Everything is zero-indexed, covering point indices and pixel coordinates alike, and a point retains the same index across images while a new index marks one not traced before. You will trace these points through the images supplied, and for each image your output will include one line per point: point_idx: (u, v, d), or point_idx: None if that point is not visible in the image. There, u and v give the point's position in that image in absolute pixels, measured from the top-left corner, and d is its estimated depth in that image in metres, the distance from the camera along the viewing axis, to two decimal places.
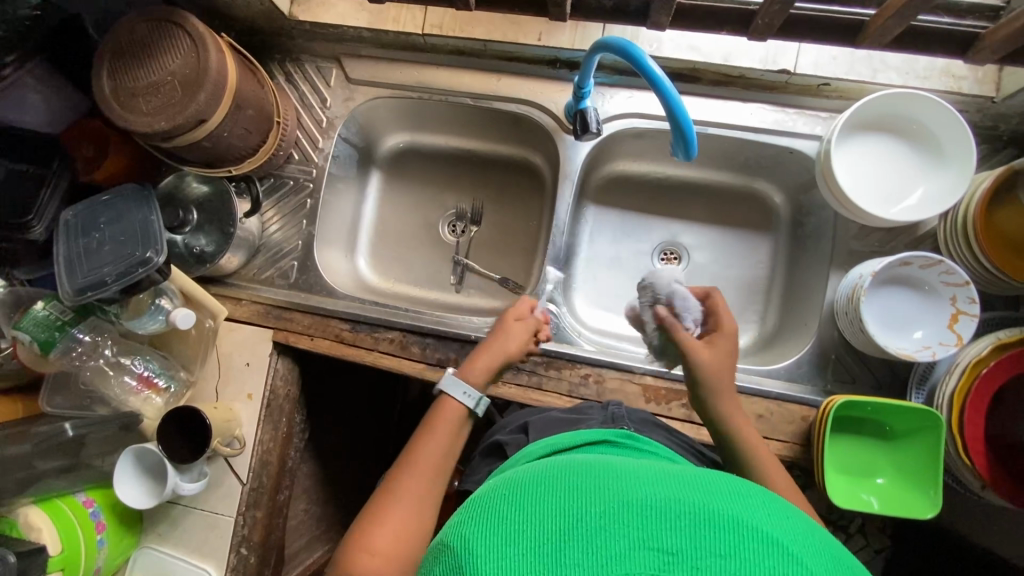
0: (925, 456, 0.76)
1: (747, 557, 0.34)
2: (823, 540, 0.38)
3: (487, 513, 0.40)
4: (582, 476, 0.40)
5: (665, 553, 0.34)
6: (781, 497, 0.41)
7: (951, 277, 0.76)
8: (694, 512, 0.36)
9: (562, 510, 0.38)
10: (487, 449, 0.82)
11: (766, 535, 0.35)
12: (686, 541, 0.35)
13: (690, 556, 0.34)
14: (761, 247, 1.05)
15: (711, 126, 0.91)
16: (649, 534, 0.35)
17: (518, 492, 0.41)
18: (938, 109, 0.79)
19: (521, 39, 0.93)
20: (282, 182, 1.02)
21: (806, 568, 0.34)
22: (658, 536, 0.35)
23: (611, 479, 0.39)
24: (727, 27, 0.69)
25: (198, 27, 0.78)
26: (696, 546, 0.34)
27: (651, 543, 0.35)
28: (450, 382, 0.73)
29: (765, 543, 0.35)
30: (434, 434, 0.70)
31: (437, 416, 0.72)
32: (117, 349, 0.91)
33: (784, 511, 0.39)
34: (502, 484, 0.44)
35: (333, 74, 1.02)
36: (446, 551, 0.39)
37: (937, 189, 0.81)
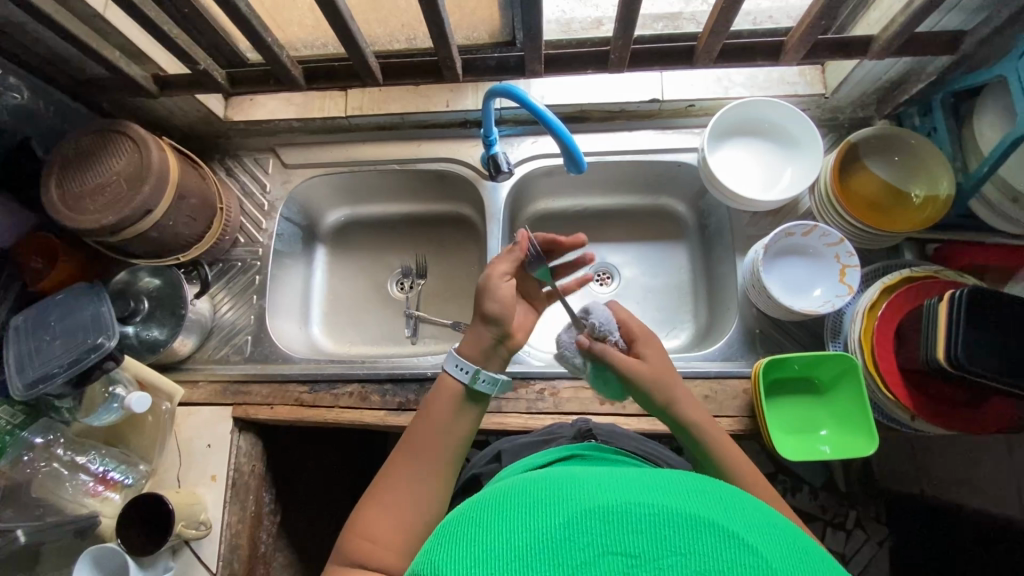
0: (853, 399, 0.82)
1: (701, 550, 0.37)
2: (772, 516, 0.43)
3: (458, 537, 0.41)
4: (547, 488, 0.43)
5: (627, 557, 0.38)
6: (738, 488, 0.44)
7: (829, 238, 0.87)
8: (653, 513, 0.39)
9: (532, 527, 0.40)
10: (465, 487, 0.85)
11: (716, 528, 0.39)
12: (646, 543, 0.38)
13: (650, 557, 0.37)
14: (678, 253, 1.17)
15: (607, 154, 1.06)
16: (611, 540, 0.38)
17: (488, 510, 0.43)
18: (781, 107, 0.95)
19: (432, 107, 1.06)
20: (230, 265, 1.09)
21: (756, 552, 0.38)
22: (619, 541, 0.38)
23: (577, 489, 0.42)
24: (590, 66, 0.85)
25: (140, 131, 0.87)
26: (655, 547, 0.38)
27: (614, 549, 0.38)
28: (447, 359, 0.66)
29: (716, 534, 0.38)
30: (430, 418, 0.65)
31: (429, 403, 0.66)
32: (71, 448, 0.91)
33: (741, 501, 0.42)
34: (474, 501, 0.46)
35: (271, 162, 1.13)
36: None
37: (801, 171, 0.95)
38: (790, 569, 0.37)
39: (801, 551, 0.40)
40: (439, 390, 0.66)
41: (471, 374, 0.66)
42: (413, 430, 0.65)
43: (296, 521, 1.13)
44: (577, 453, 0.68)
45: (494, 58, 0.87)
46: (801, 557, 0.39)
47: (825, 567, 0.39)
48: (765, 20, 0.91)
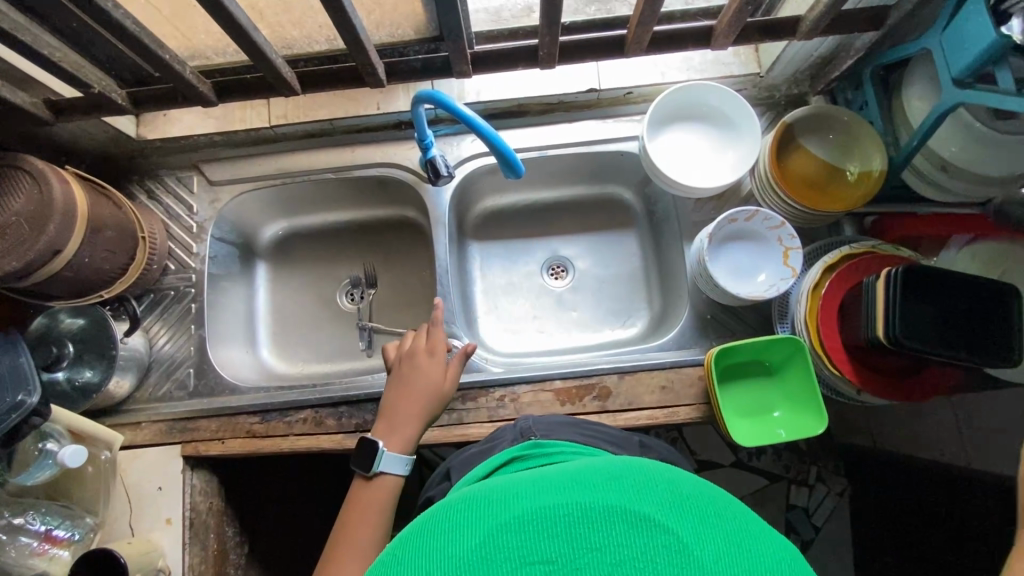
0: (801, 378, 0.85)
1: (615, 543, 0.36)
2: (685, 481, 0.41)
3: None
4: (467, 507, 0.41)
5: (545, 563, 0.36)
6: (649, 460, 0.43)
7: (771, 222, 0.88)
8: (567, 512, 0.38)
9: (449, 552, 0.38)
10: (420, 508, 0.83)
11: (631, 515, 0.37)
12: (563, 546, 0.36)
13: (567, 559, 0.36)
14: (630, 240, 1.16)
15: (550, 147, 1.03)
16: (528, 549, 0.36)
17: (409, 543, 0.41)
18: (715, 90, 0.95)
19: (362, 111, 1.01)
20: (162, 295, 1.02)
21: (670, 532, 0.36)
22: (536, 549, 0.36)
23: (490, 504, 0.41)
24: (522, 62, 0.82)
25: (39, 164, 0.80)
26: (572, 548, 0.36)
27: (531, 558, 0.36)
28: (387, 462, 0.79)
29: (630, 521, 0.37)
30: (363, 517, 0.76)
31: (359, 501, 0.78)
32: (10, 512, 0.82)
33: (653, 478, 0.41)
34: (396, 538, 0.43)
35: (195, 181, 1.05)
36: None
37: (739, 153, 0.94)
38: (712, 545, 0.36)
39: (718, 514, 0.39)
40: (371, 489, 0.79)
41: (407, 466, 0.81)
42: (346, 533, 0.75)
43: (270, 548, 1.10)
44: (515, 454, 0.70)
45: (418, 59, 0.83)
46: (721, 526, 0.38)
47: (752, 534, 0.38)
48: None
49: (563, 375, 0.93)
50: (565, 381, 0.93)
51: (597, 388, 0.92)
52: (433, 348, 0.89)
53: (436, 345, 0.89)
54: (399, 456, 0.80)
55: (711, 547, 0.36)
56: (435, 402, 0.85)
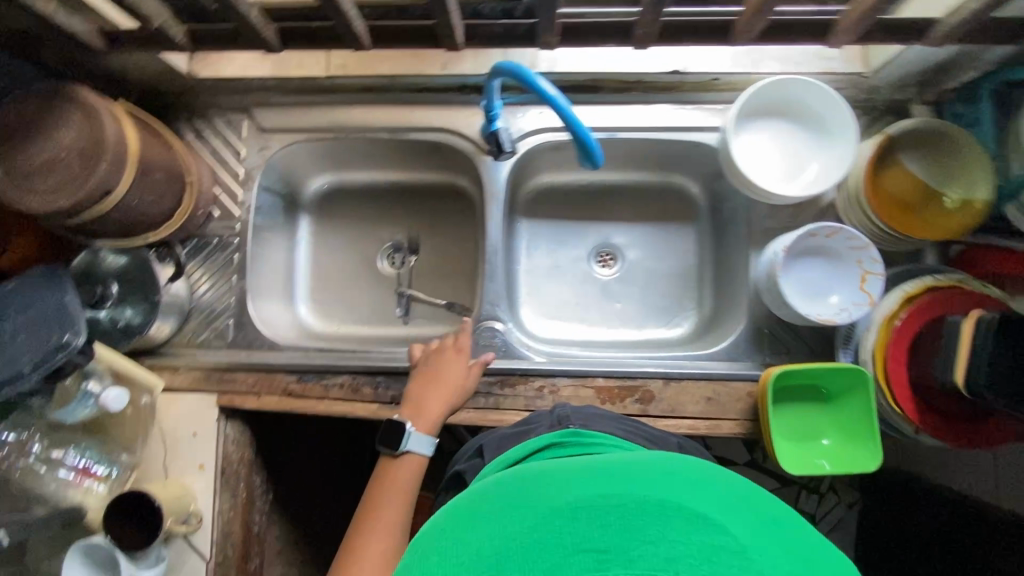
0: (860, 411, 0.81)
1: (671, 537, 0.35)
2: (735, 491, 0.41)
3: (423, 567, 0.38)
4: (514, 495, 0.41)
5: (597, 552, 0.34)
6: (696, 465, 0.43)
7: (855, 242, 0.82)
8: (619, 505, 0.37)
9: (497, 533, 0.37)
10: (450, 480, 0.82)
11: (687, 513, 0.36)
12: (617, 534, 0.35)
13: (621, 549, 0.34)
14: (688, 235, 1.11)
15: (621, 130, 0.96)
16: (579, 537, 0.35)
17: (453, 529, 0.40)
18: (813, 87, 0.86)
19: (426, 70, 0.96)
20: (206, 241, 1.00)
21: (727, 533, 0.35)
22: (588, 536, 0.35)
23: (538, 493, 0.40)
24: (614, 38, 0.74)
25: (92, 97, 0.76)
26: (626, 538, 0.35)
27: (583, 546, 0.35)
28: (414, 441, 0.83)
29: (683, 517, 0.36)
30: (391, 495, 0.80)
31: (389, 477, 0.82)
32: (48, 443, 0.85)
33: (702, 485, 0.40)
34: (440, 523, 0.43)
35: (245, 125, 1.01)
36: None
37: (828, 159, 0.87)
38: (768, 549, 0.35)
39: (772, 526, 0.38)
40: (400, 467, 0.83)
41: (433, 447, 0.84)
42: (374, 510, 0.79)
43: (291, 496, 1.13)
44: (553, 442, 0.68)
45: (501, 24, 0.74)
46: (774, 534, 0.36)
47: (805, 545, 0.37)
48: None
49: (607, 373, 0.91)
50: (609, 380, 0.90)
51: (640, 390, 0.90)
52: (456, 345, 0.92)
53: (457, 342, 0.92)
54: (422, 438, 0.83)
55: (771, 554, 0.35)
56: (457, 395, 0.88)
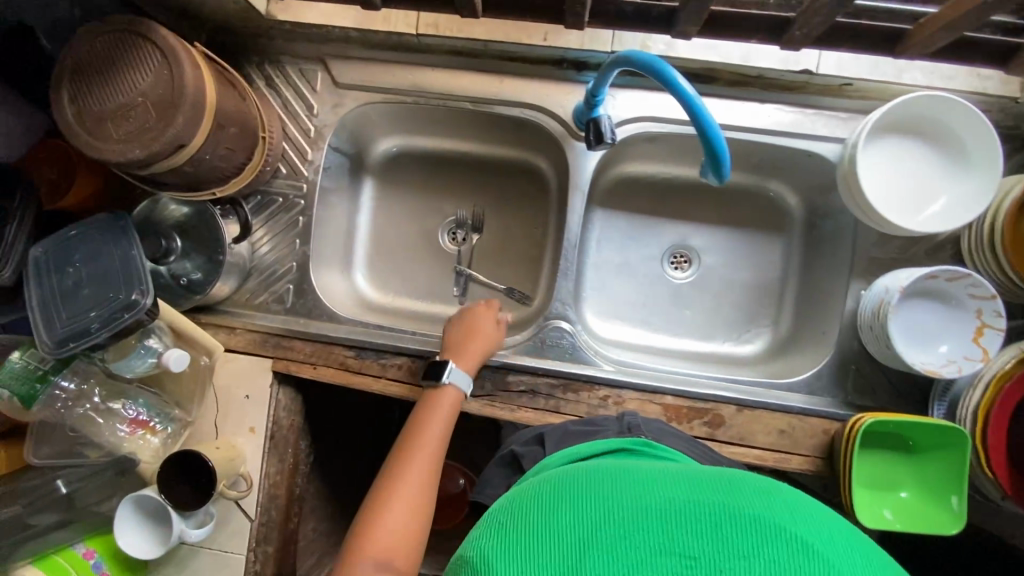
0: (948, 470, 0.76)
1: (767, 557, 0.33)
2: (845, 525, 0.37)
3: (501, 533, 0.38)
4: (599, 478, 0.40)
5: (687, 557, 0.34)
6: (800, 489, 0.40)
7: (978, 290, 0.75)
8: (714, 514, 0.35)
9: (583, 513, 0.37)
10: (498, 460, 0.79)
11: (789, 536, 0.34)
12: (710, 545, 0.34)
13: (714, 559, 0.33)
14: (773, 248, 1.03)
15: (729, 130, 0.87)
16: (671, 538, 0.34)
17: (534, 500, 0.40)
18: (962, 110, 0.76)
19: (526, 40, 0.85)
20: (270, 199, 0.95)
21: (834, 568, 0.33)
22: (680, 540, 0.34)
23: (627, 482, 0.39)
24: (759, 33, 0.66)
25: (170, 39, 0.69)
26: (721, 548, 0.34)
27: (673, 548, 0.34)
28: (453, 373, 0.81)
29: (784, 539, 0.34)
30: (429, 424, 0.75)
31: (427, 408, 0.78)
32: (105, 394, 0.85)
33: (808, 507, 0.37)
34: (521, 492, 0.43)
35: (319, 77, 0.93)
36: (469, 566, 0.38)
37: (962, 192, 0.79)
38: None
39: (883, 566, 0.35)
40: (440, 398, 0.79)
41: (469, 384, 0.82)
42: (408, 441, 0.74)
43: (329, 458, 1.14)
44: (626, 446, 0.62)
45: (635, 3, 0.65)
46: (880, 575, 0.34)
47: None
48: None
49: (677, 391, 0.87)
50: (678, 398, 0.86)
51: (710, 413, 0.86)
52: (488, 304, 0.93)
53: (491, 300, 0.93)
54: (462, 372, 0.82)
55: None
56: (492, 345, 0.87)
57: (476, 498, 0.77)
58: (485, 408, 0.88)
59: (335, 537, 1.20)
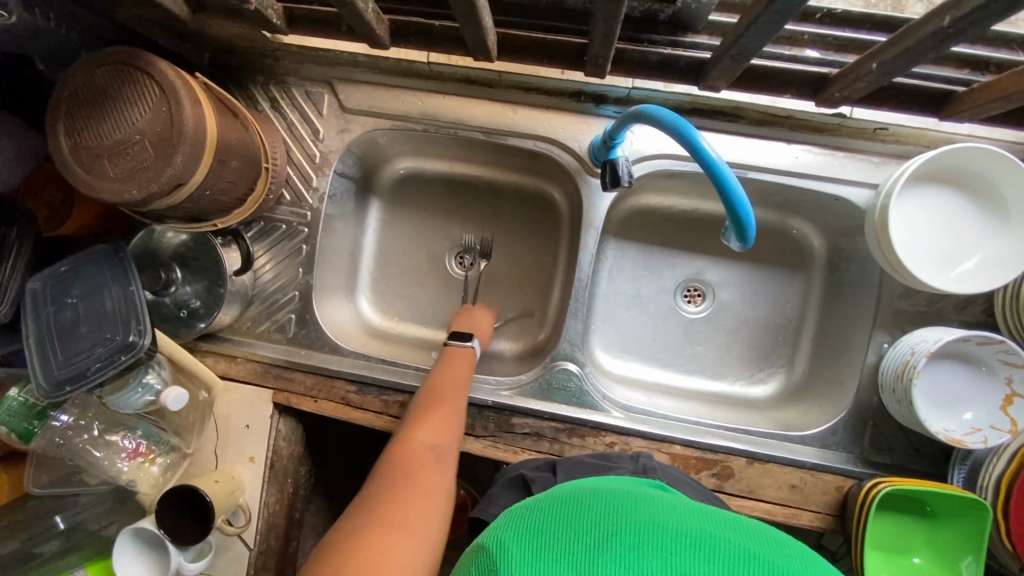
0: (964, 540, 0.74)
1: None
2: None
3: (518, 528, 0.38)
4: (627, 495, 0.39)
5: None
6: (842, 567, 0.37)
7: (1010, 357, 0.71)
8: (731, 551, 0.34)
9: (604, 519, 0.37)
10: (507, 482, 0.76)
11: None
12: None
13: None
14: (792, 288, 0.99)
15: (753, 171, 0.83)
16: (683, 561, 0.34)
17: (552, 505, 0.40)
18: (1007, 165, 0.71)
19: (542, 72, 0.81)
20: (273, 225, 0.92)
21: None
22: (694, 569, 0.33)
23: (652, 507, 0.38)
24: None
25: (170, 74, 0.66)
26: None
27: (685, 571, 0.33)
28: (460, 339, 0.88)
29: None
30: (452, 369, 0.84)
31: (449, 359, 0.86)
32: (104, 426, 0.84)
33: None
34: (546, 497, 0.43)
35: (326, 101, 0.90)
36: (483, 552, 0.38)
37: (999, 250, 0.74)
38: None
39: None
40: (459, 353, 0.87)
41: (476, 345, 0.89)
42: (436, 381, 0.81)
43: (329, 478, 1.14)
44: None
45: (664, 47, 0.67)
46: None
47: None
48: None
49: (686, 441, 0.84)
50: (686, 448, 0.84)
51: (719, 465, 0.83)
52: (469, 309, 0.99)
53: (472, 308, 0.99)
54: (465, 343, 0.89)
55: None
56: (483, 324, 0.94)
57: (479, 515, 0.71)
58: (487, 449, 0.86)
59: None
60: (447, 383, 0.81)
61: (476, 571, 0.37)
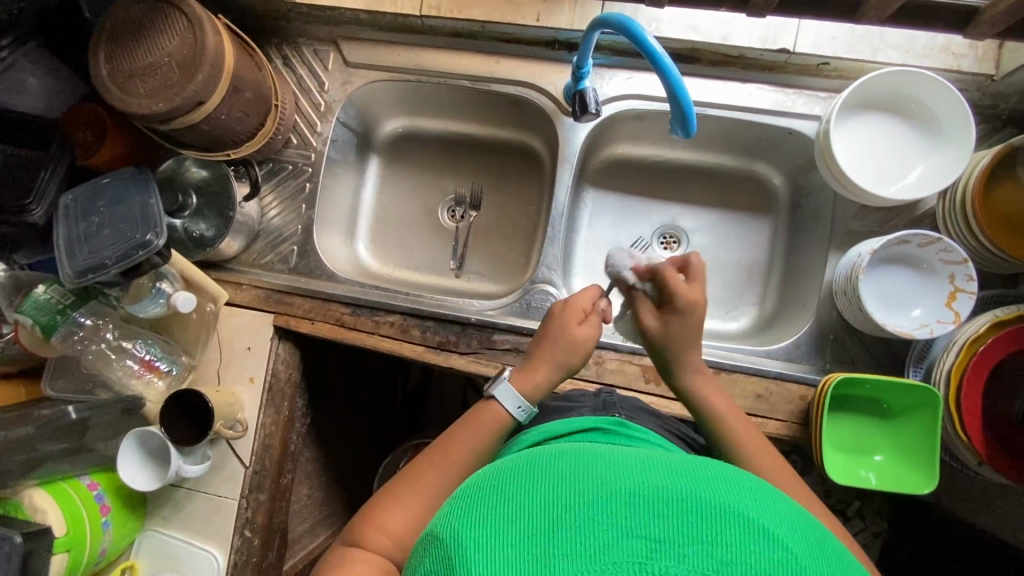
0: (922, 435, 0.76)
1: (725, 540, 0.36)
2: (800, 520, 0.41)
3: (475, 515, 0.40)
4: (576, 467, 0.42)
5: (650, 540, 0.36)
6: (758, 481, 0.43)
7: (950, 255, 0.76)
8: (677, 498, 0.38)
9: (561, 502, 0.39)
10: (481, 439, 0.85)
11: (744, 519, 0.38)
12: (672, 527, 0.37)
13: (675, 542, 0.36)
14: (760, 231, 1.05)
15: (711, 107, 0.92)
16: (636, 523, 0.37)
17: (504, 483, 0.43)
18: (934, 86, 0.79)
19: (519, 20, 0.92)
20: (280, 166, 1.02)
21: (782, 549, 0.37)
22: (643, 524, 0.37)
23: (600, 472, 0.41)
24: (726, 3, 0.74)
25: (196, 8, 0.77)
26: (680, 533, 0.37)
27: (639, 531, 0.37)
28: (502, 390, 0.73)
29: (740, 526, 0.37)
30: (469, 433, 0.70)
31: (472, 417, 0.72)
32: (119, 333, 0.92)
33: (766, 496, 0.42)
34: (499, 471, 0.45)
35: (331, 57, 1.02)
36: (441, 542, 0.40)
37: (937, 165, 0.81)
38: (814, 565, 0.36)
39: (828, 555, 0.39)
40: (485, 411, 0.73)
41: (523, 412, 0.72)
42: (447, 441, 0.70)
43: (324, 423, 1.18)
44: (599, 425, 0.68)
45: None
46: (819, 550, 0.38)
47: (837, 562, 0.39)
48: None
49: None
50: None
51: None
52: (573, 303, 0.78)
53: (576, 304, 0.78)
54: (516, 393, 0.72)
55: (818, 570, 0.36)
56: (577, 357, 0.76)
57: None
58: (471, 364, 0.92)
59: (327, 506, 1.23)
60: (459, 447, 0.69)
61: (436, 558, 0.39)
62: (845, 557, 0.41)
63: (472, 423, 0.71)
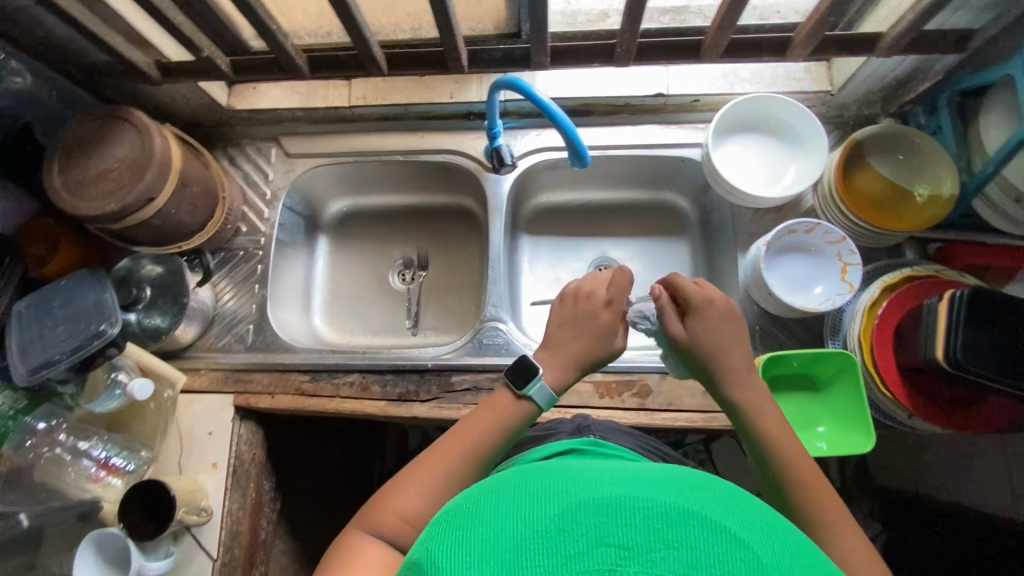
0: (851, 397, 0.83)
1: (692, 543, 0.36)
2: (770, 515, 0.41)
3: (447, 536, 0.39)
4: (547, 481, 0.41)
5: (620, 548, 0.36)
6: (729, 482, 0.43)
7: (831, 236, 0.88)
8: (645, 506, 0.38)
9: (531, 515, 0.38)
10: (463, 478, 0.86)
11: (711, 522, 0.37)
12: (641, 535, 0.36)
13: (644, 548, 0.36)
14: (681, 249, 1.16)
15: (612, 147, 1.05)
16: (607, 531, 0.37)
17: (477, 504, 0.41)
18: (783, 103, 0.95)
19: (436, 98, 1.07)
20: (232, 254, 1.09)
21: (752, 552, 0.36)
22: (613, 532, 0.37)
23: (571, 482, 0.41)
24: (596, 58, 0.89)
25: (143, 117, 0.87)
26: (648, 538, 0.36)
27: (610, 540, 0.36)
28: (537, 389, 0.69)
29: (707, 528, 0.37)
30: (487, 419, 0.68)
31: (493, 405, 0.70)
32: (72, 433, 0.91)
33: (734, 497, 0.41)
34: (476, 489, 0.44)
35: (273, 152, 1.13)
36: (415, 566, 0.39)
37: (804, 164, 0.95)
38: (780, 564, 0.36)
39: (797, 553, 0.38)
40: (504, 403, 0.70)
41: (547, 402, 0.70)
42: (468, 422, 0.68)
43: (294, 509, 1.14)
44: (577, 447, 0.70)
45: (499, 49, 0.90)
46: (791, 550, 0.38)
47: (808, 560, 0.38)
48: (773, 14, 0.90)
49: (604, 369, 0.95)
50: (606, 375, 0.94)
51: (637, 384, 0.93)
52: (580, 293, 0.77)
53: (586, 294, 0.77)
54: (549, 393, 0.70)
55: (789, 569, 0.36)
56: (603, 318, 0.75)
57: None
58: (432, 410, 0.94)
59: None
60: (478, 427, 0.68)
61: None
62: (819, 557, 0.40)
63: (480, 426, 0.68)
